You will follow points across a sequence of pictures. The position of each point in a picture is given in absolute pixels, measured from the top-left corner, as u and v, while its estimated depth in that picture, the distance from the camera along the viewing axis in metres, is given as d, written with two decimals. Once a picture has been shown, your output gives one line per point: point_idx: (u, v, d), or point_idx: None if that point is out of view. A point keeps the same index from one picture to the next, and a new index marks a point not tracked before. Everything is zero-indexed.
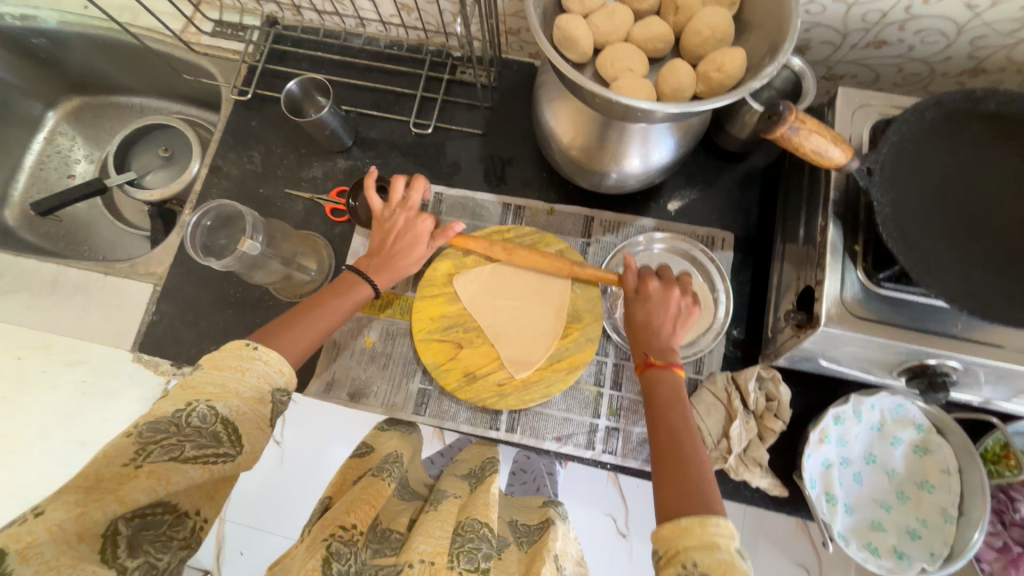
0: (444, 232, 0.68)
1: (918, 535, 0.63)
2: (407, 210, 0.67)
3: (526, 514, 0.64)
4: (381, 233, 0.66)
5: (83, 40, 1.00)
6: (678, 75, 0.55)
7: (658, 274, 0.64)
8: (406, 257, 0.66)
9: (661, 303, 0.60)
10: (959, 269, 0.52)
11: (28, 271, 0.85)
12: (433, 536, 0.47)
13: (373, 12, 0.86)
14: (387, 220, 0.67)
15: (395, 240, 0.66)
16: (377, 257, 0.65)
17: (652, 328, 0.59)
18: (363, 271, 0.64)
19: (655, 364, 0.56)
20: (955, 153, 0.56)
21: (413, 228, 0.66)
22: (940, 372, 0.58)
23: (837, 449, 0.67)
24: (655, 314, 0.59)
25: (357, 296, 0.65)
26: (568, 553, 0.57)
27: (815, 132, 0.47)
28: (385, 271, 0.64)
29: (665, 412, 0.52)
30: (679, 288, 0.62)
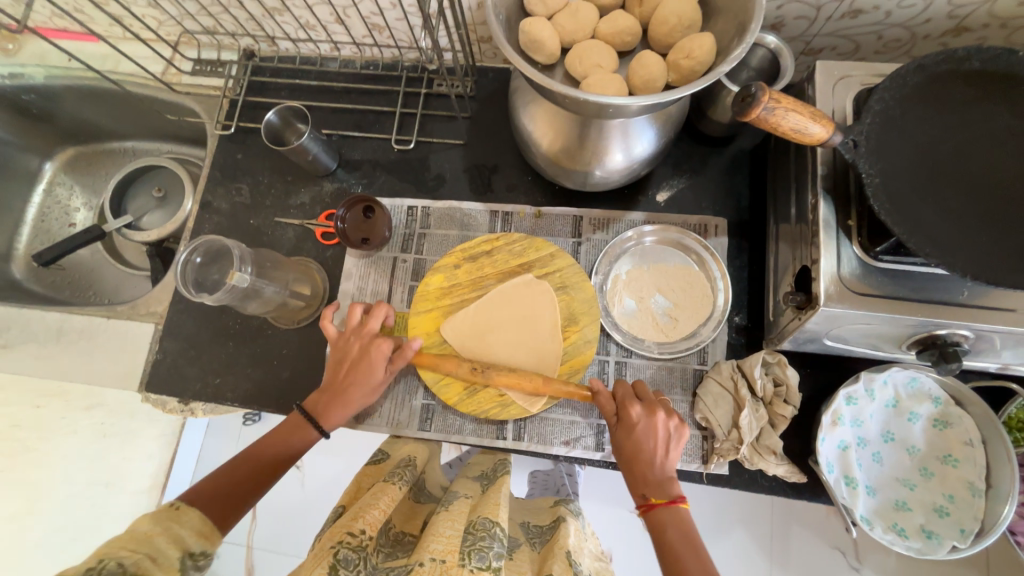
0: (404, 351, 0.66)
1: (946, 512, 0.61)
2: (363, 335, 0.67)
3: (537, 514, 0.68)
4: (337, 360, 0.66)
5: (70, 91, 1.03)
6: (648, 66, 0.54)
7: (637, 394, 0.61)
8: (360, 391, 0.65)
9: (648, 434, 0.57)
10: (957, 235, 0.51)
11: (34, 322, 0.87)
12: (444, 535, 0.51)
13: (345, 35, 0.87)
14: (342, 348, 0.67)
15: (349, 369, 0.65)
16: (330, 391, 0.65)
17: (643, 460, 0.56)
18: (311, 412, 0.64)
19: (658, 504, 0.53)
20: (943, 116, 0.54)
21: (367, 355, 0.65)
22: (951, 342, 0.56)
23: (852, 430, 0.65)
24: (644, 445, 0.56)
25: (353, 338, 0.67)
26: (582, 547, 0.59)
27: (791, 111, 0.46)
28: (337, 407, 0.64)
29: (670, 541, 0.51)
30: (664, 412, 0.58)
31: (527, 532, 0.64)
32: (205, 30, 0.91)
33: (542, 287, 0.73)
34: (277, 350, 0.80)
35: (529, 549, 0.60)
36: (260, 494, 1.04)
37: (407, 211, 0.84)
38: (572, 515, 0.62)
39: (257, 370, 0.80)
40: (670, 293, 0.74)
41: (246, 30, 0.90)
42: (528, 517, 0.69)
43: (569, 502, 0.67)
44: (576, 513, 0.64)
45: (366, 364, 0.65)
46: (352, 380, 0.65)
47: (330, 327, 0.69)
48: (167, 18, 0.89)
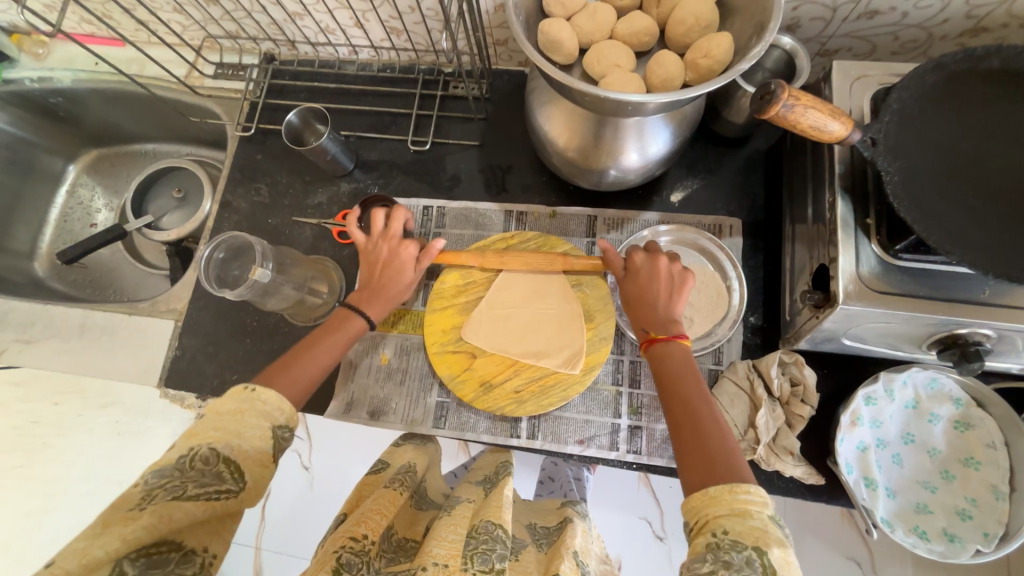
0: (427, 252, 0.69)
1: (969, 516, 0.60)
2: (391, 240, 0.69)
3: (543, 515, 0.66)
4: (367, 266, 0.68)
5: (96, 94, 1.05)
6: (665, 66, 0.55)
7: (645, 247, 0.64)
8: (394, 288, 0.67)
9: (649, 276, 0.61)
10: (979, 233, 0.50)
11: (57, 318, 0.89)
12: (446, 541, 0.50)
13: (363, 38, 0.89)
14: (370, 252, 0.69)
15: (382, 272, 0.67)
16: (368, 288, 0.67)
17: (647, 300, 0.60)
18: (354, 306, 0.66)
19: (659, 340, 0.57)
20: (963, 115, 0.54)
21: (399, 255, 0.67)
22: (973, 341, 0.56)
23: (871, 431, 0.64)
24: (651, 285, 0.60)
25: (381, 242, 0.69)
26: (590, 549, 0.57)
27: (811, 108, 0.47)
28: (375, 300, 0.66)
29: (681, 385, 0.52)
30: (667, 259, 0.62)
31: (534, 534, 0.62)
32: (227, 34, 0.93)
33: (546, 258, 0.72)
34: (294, 347, 0.81)
35: (536, 551, 0.58)
36: (271, 493, 1.04)
37: (423, 211, 0.85)
38: (578, 518, 0.60)
39: (274, 367, 0.81)
40: (685, 292, 0.74)
41: (268, 34, 0.92)
42: (533, 518, 0.66)
43: (576, 503, 0.65)
44: (583, 515, 0.62)
45: (396, 269, 0.67)
46: (387, 278, 0.67)
47: (359, 232, 0.70)
48: (192, 24, 0.92)
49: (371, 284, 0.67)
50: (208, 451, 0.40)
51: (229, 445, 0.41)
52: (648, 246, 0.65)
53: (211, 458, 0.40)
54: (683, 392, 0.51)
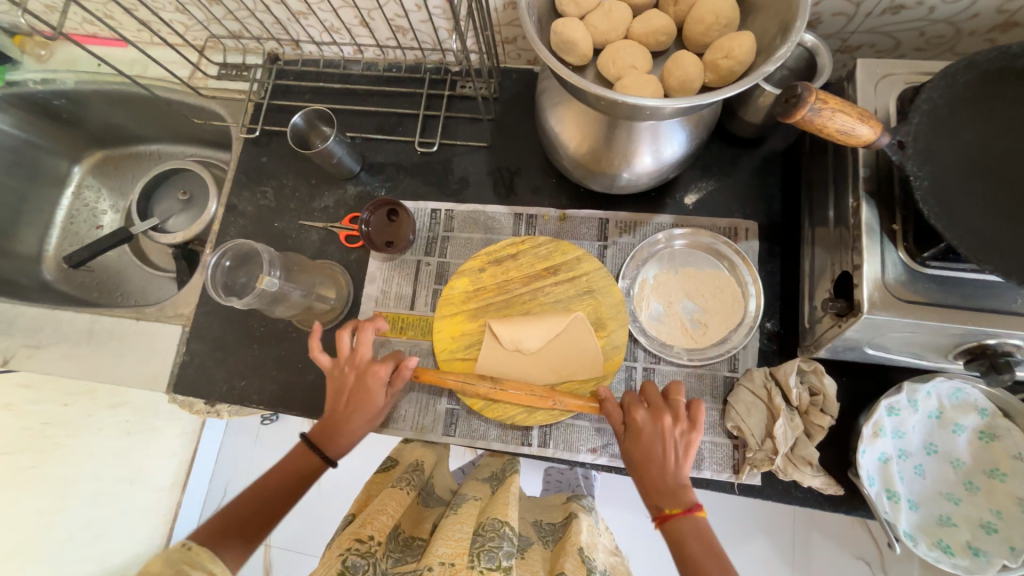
0: (399, 373, 0.64)
1: (994, 529, 0.58)
2: (359, 361, 0.65)
3: (549, 512, 0.68)
4: (336, 389, 0.65)
5: (99, 96, 1.04)
6: (684, 67, 0.53)
7: (642, 398, 0.59)
8: (362, 413, 0.63)
9: (653, 441, 0.55)
10: (1013, 241, 0.48)
11: (64, 323, 0.88)
12: (453, 540, 0.51)
13: (369, 37, 0.87)
14: (337, 378, 0.65)
15: (349, 398, 0.64)
16: (335, 419, 0.63)
17: (654, 464, 0.54)
18: (318, 442, 0.62)
19: (670, 516, 0.52)
20: (996, 116, 0.52)
21: (366, 381, 0.63)
22: (1002, 352, 0.54)
23: (893, 441, 0.62)
24: (654, 447, 0.55)
25: (347, 368, 0.65)
26: (596, 543, 0.58)
27: (838, 112, 0.45)
28: (342, 438, 0.62)
29: (684, 552, 0.50)
30: (673, 415, 0.56)
31: (540, 529, 0.64)
32: (231, 34, 0.91)
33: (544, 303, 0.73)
34: (302, 353, 0.80)
35: (542, 547, 0.59)
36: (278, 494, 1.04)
37: (431, 215, 0.83)
38: (583, 512, 0.61)
39: (282, 373, 0.80)
40: (700, 298, 0.72)
41: (272, 34, 0.90)
42: (539, 515, 0.68)
43: (582, 498, 0.66)
44: (588, 509, 0.63)
45: (364, 395, 0.63)
46: (354, 410, 0.63)
47: (324, 357, 0.66)
48: (194, 23, 0.90)
49: (332, 414, 0.64)
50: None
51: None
52: (644, 392, 0.60)
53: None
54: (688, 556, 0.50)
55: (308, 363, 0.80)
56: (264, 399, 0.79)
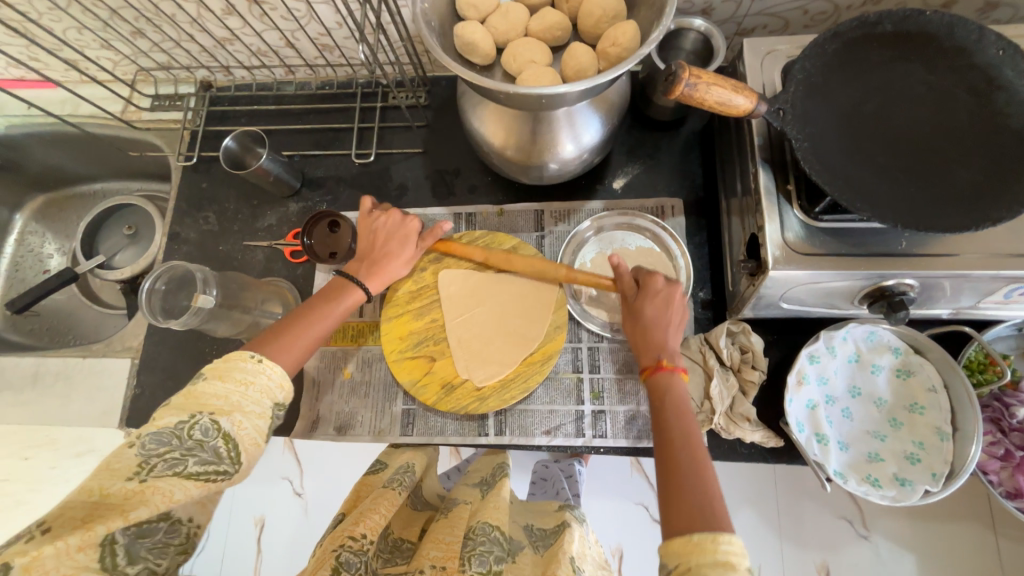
0: (433, 232, 0.72)
1: (917, 459, 0.62)
2: (391, 213, 0.70)
3: (542, 517, 0.66)
4: (366, 236, 0.69)
5: (35, 139, 1.04)
6: (578, 56, 0.57)
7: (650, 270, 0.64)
8: (397, 257, 0.67)
9: (664, 302, 0.61)
10: (885, 188, 0.53)
11: (10, 368, 0.87)
12: (443, 543, 0.54)
13: (297, 57, 0.89)
14: (371, 224, 0.70)
15: (382, 245, 0.68)
16: (366, 260, 0.67)
17: (655, 327, 0.59)
18: (353, 275, 0.65)
19: (664, 367, 0.56)
20: (864, 77, 0.57)
21: (404, 224, 0.69)
22: (898, 292, 0.58)
23: (819, 388, 0.66)
24: (662, 316, 0.60)
25: (382, 216, 0.70)
26: (586, 554, 0.58)
27: (713, 84, 0.49)
28: (373, 276, 0.66)
29: (670, 420, 0.52)
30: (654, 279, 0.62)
31: (531, 534, 0.63)
32: (160, 66, 0.93)
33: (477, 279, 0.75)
34: None
35: (532, 551, 0.59)
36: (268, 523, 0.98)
37: None
38: (575, 521, 0.61)
39: None
40: None
41: (201, 62, 0.92)
42: (532, 519, 0.67)
43: (573, 507, 0.64)
44: (580, 520, 0.62)
45: (401, 240, 0.68)
46: (391, 246, 0.68)
47: (370, 202, 0.72)
48: (122, 58, 0.91)
49: (370, 249, 0.68)
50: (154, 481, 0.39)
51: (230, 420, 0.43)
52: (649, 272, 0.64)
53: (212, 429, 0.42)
54: (667, 424, 0.51)
55: None
56: None
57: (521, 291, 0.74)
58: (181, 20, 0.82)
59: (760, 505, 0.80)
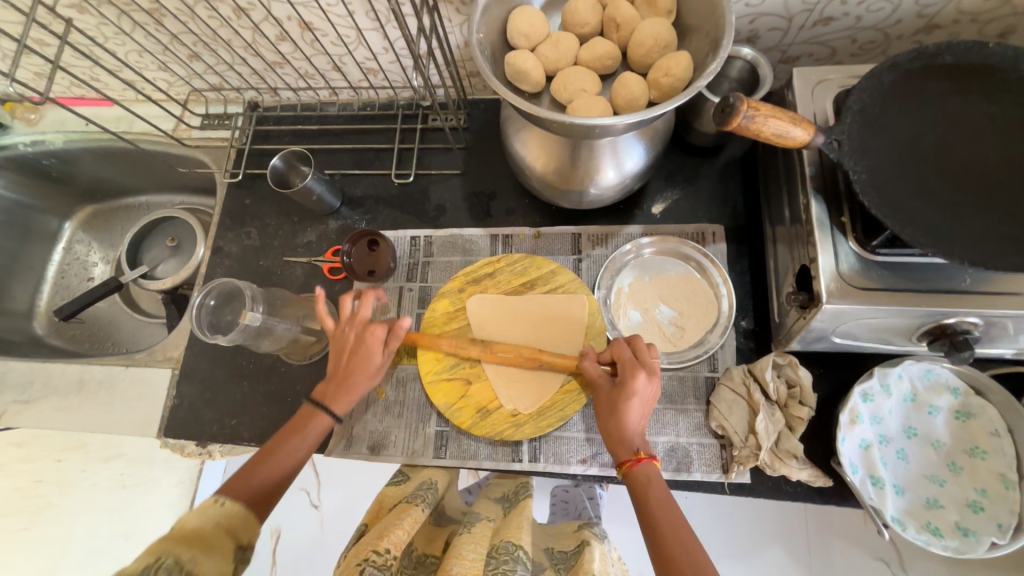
0: (396, 332, 0.66)
1: (980, 507, 0.58)
2: (357, 324, 0.66)
3: (561, 539, 0.64)
4: (336, 351, 0.66)
5: (88, 153, 1.08)
6: (630, 87, 0.57)
7: (625, 352, 0.61)
8: (361, 372, 0.64)
9: (632, 399, 0.56)
10: (950, 223, 0.51)
11: (55, 375, 0.89)
12: (467, 559, 0.51)
13: (342, 80, 0.92)
14: (338, 340, 0.66)
15: (350, 356, 0.65)
16: (335, 379, 0.64)
17: (628, 430, 0.56)
18: (320, 400, 0.63)
19: (636, 463, 0.54)
20: (922, 110, 0.56)
21: (365, 341, 0.64)
22: (961, 330, 0.56)
23: (872, 427, 0.63)
24: (628, 417, 0.56)
25: (349, 327, 0.66)
26: (609, 572, 0.56)
27: (771, 117, 0.48)
28: (342, 395, 0.63)
29: (650, 500, 0.52)
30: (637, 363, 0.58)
31: (551, 556, 0.61)
32: (211, 87, 0.97)
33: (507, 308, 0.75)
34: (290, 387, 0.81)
35: (554, 574, 0.58)
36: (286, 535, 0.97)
37: (411, 242, 0.86)
38: (595, 539, 0.59)
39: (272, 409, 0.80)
40: (674, 303, 0.74)
41: (250, 83, 0.95)
42: (551, 542, 0.65)
43: (594, 525, 0.63)
44: (601, 536, 0.61)
45: (364, 353, 0.64)
46: (353, 367, 0.64)
47: (330, 322, 0.68)
48: (177, 79, 0.96)
49: (338, 371, 0.65)
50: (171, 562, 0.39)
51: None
52: (637, 350, 0.60)
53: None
54: (656, 517, 0.51)
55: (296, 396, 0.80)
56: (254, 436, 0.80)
57: (541, 330, 0.73)
58: (236, 45, 0.86)
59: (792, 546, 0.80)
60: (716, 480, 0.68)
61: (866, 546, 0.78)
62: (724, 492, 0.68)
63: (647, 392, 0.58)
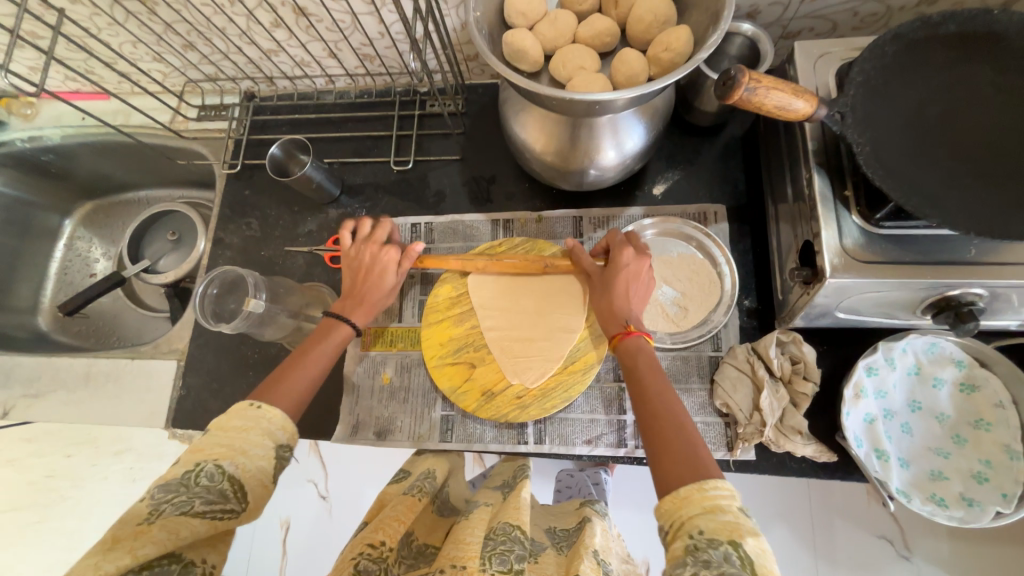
0: (410, 254, 0.70)
1: (985, 478, 0.59)
2: (372, 244, 0.70)
3: (565, 518, 0.64)
4: (352, 272, 0.70)
5: (86, 148, 1.08)
6: (629, 63, 0.57)
7: (622, 240, 0.65)
8: (376, 293, 0.68)
9: (632, 272, 0.62)
10: (954, 193, 0.51)
11: (62, 369, 0.89)
12: (465, 543, 0.51)
13: (338, 67, 0.91)
14: (354, 259, 0.70)
15: (365, 276, 0.69)
16: (352, 297, 0.68)
17: (621, 301, 0.60)
18: (341, 314, 0.66)
19: (627, 337, 0.58)
20: (926, 80, 0.55)
21: (379, 259, 0.68)
22: (965, 302, 0.56)
23: (877, 402, 0.64)
24: (630, 286, 0.61)
25: (364, 248, 0.70)
26: (609, 548, 0.56)
27: (773, 89, 0.48)
28: (359, 309, 0.67)
29: (641, 371, 0.54)
30: (631, 249, 0.63)
31: (553, 536, 0.61)
32: (207, 77, 0.96)
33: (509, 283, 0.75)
34: None
35: (555, 554, 0.56)
36: (296, 524, 0.98)
37: (412, 229, 0.86)
38: (596, 516, 0.59)
39: None
40: (677, 283, 0.74)
41: (246, 73, 0.95)
42: (552, 521, 0.65)
43: (594, 504, 0.64)
44: (602, 514, 0.61)
45: (378, 275, 0.68)
46: (369, 287, 0.68)
47: (347, 237, 0.72)
48: (172, 70, 0.95)
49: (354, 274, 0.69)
50: (213, 467, 0.41)
51: (234, 462, 0.42)
52: (628, 236, 0.65)
53: (216, 474, 0.41)
54: (650, 399, 0.51)
55: None
56: None
57: (542, 310, 0.73)
58: (231, 33, 0.85)
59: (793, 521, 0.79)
60: (721, 457, 0.68)
61: (870, 525, 0.78)
62: (729, 469, 0.69)
63: (642, 275, 0.63)
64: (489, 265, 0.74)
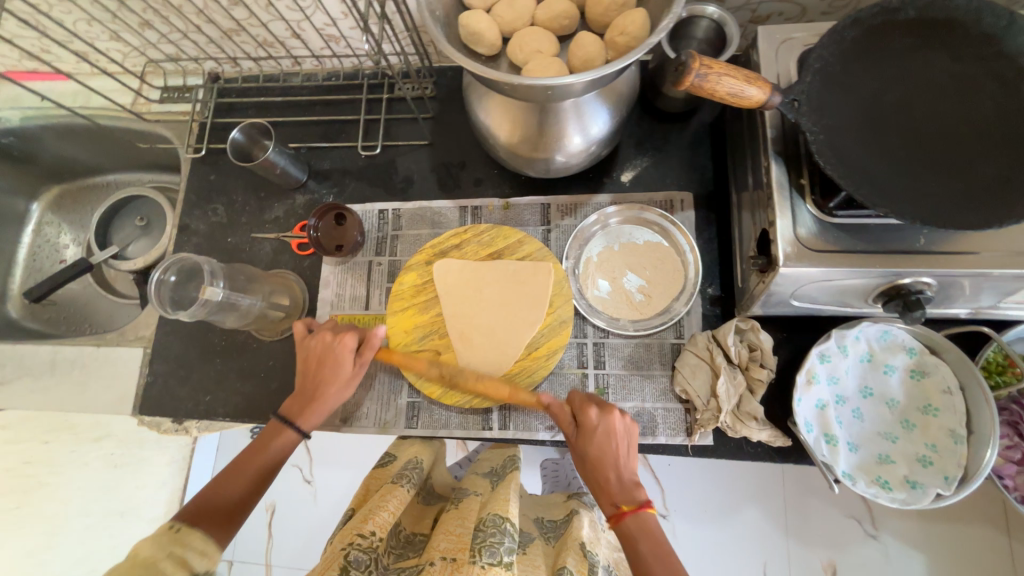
0: (369, 343, 0.66)
1: (930, 461, 0.61)
2: (326, 333, 0.66)
3: (552, 509, 0.66)
4: (303, 369, 0.66)
5: (48, 131, 1.05)
6: (585, 46, 0.56)
7: (589, 397, 0.60)
8: (332, 386, 0.64)
9: (607, 436, 0.57)
10: (903, 183, 0.51)
11: (28, 356, 0.89)
12: (454, 535, 0.52)
13: (303, 48, 0.89)
14: (307, 352, 0.66)
15: (316, 366, 0.65)
16: (307, 401, 0.64)
17: (606, 463, 0.55)
18: (288, 417, 0.63)
19: (625, 515, 0.53)
20: (884, 67, 0.55)
21: (335, 350, 0.64)
22: (914, 291, 0.57)
23: (829, 388, 0.65)
24: (609, 448, 0.56)
25: (314, 339, 0.66)
26: (597, 537, 0.58)
27: (725, 75, 0.47)
28: (312, 412, 0.63)
29: (641, 551, 0.50)
30: (597, 409, 0.58)
31: (541, 526, 0.63)
32: (169, 57, 0.93)
33: (472, 267, 0.75)
34: (263, 362, 0.81)
35: (543, 544, 0.59)
36: (280, 509, 0.99)
37: (379, 215, 0.85)
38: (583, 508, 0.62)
39: (246, 384, 0.81)
40: (642, 271, 0.74)
41: (208, 53, 0.92)
42: (541, 512, 0.67)
43: (580, 496, 0.66)
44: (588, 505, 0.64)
45: (334, 362, 0.64)
46: (324, 376, 0.64)
47: (300, 327, 0.68)
48: (130, 50, 0.92)
49: (304, 391, 0.65)
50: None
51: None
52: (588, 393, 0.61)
53: None
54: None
55: (269, 371, 0.81)
56: (229, 411, 0.80)
57: (503, 299, 0.73)
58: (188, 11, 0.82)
59: (766, 501, 0.85)
60: (680, 442, 0.69)
61: (840, 505, 0.83)
62: (687, 454, 0.70)
63: (623, 429, 0.58)
64: (453, 241, 0.77)
